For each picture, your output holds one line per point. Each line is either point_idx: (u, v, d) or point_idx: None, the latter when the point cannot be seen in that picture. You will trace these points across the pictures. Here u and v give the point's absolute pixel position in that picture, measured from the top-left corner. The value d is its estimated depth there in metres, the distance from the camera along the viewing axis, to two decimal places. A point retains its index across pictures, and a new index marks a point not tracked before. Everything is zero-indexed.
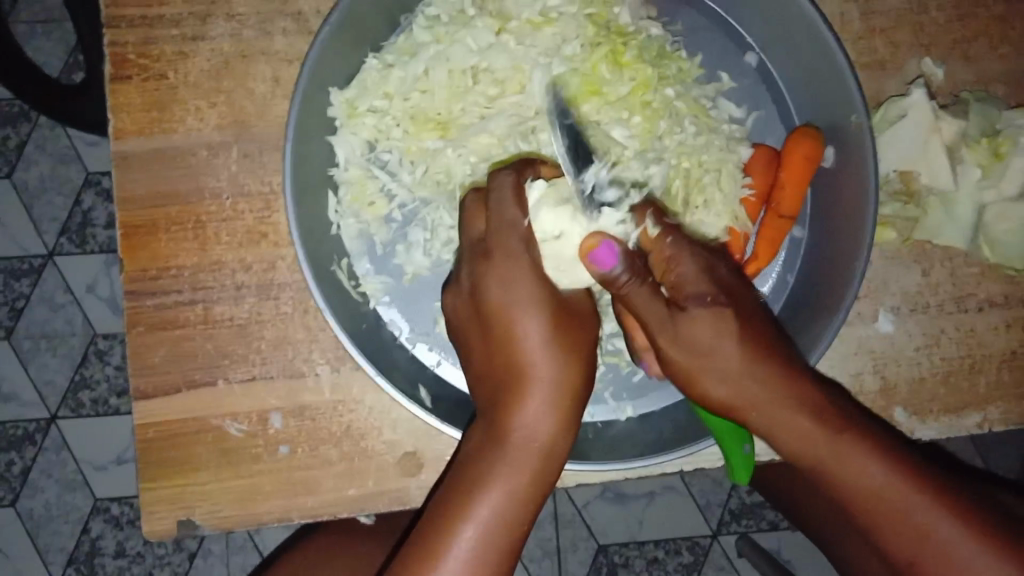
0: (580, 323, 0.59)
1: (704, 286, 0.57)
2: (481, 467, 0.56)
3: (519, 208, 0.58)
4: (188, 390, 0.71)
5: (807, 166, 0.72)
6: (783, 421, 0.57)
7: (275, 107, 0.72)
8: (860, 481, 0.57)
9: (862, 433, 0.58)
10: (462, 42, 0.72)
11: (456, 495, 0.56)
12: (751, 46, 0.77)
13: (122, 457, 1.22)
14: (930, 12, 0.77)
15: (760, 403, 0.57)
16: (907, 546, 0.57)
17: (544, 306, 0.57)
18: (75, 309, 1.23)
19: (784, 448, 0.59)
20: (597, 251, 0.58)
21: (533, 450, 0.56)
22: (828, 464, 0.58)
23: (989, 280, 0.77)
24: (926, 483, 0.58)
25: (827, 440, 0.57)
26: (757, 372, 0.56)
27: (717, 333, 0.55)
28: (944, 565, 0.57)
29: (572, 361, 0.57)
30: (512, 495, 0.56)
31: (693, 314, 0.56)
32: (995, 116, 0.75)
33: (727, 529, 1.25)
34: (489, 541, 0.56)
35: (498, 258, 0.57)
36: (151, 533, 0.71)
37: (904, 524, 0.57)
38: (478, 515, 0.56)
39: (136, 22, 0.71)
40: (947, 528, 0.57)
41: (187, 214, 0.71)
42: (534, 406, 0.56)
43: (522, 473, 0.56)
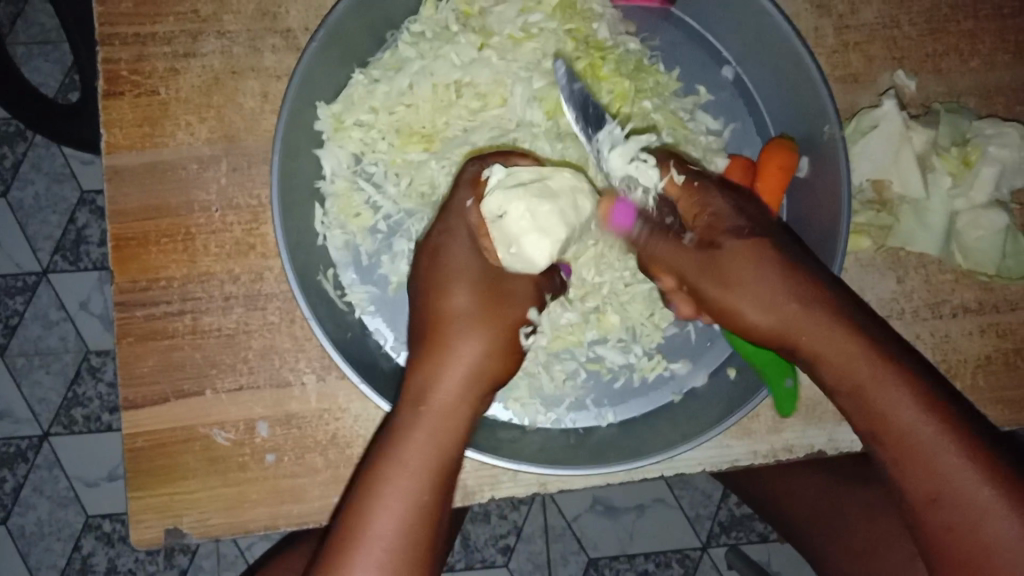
0: (508, 299, 0.62)
1: (737, 220, 0.61)
2: (396, 431, 0.58)
3: (471, 190, 0.64)
4: (176, 399, 0.72)
5: (782, 176, 0.73)
6: (829, 343, 0.58)
7: (263, 121, 0.74)
8: (899, 413, 0.56)
9: (904, 368, 0.57)
10: (445, 57, 0.74)
11: (372, 467, 0.58)
12: (728, 61, 0.79)
13: (114, 473, 1.23)
14: (902, 27, 0.79)
15: (807, 325, 0.58)
16: (933, 487, 0.56)
17: (470, 280, 0.61)
18: (69, 326, 1.24)
19: (830, 371, 0.58)
20: (613, 215, 0.68)
21: (438, 414, 0.58)
22: (869, 389, 0.57)
23: (963, 286, 0.78)
24: (953, 422, 0.56)
25: (870, 362, 0.57)
26: (800, 298, 0.58)
27: (759, 260, 0.59)
28: (971, 511, 0.54)
29: (486, 329, 0.60)
30: (416, 459, 0.57)
31: (733, 249, 0.60)
32: (965, 126, 0.77)
33: (717, 541, 1.26)
34: (394, 508, 0.56)
35: (439, 235, 0.63)
36: (138, 542, 0.71)
37: (933, 464, 0.55)
38: (390, 484, 0.56)
39: (129, 40, 0.73)
40: (972, 473, 0.55)
41: (177, 227, 0.73)
42: (445, 370, 0.59)
43: (429, 439, 0.57)
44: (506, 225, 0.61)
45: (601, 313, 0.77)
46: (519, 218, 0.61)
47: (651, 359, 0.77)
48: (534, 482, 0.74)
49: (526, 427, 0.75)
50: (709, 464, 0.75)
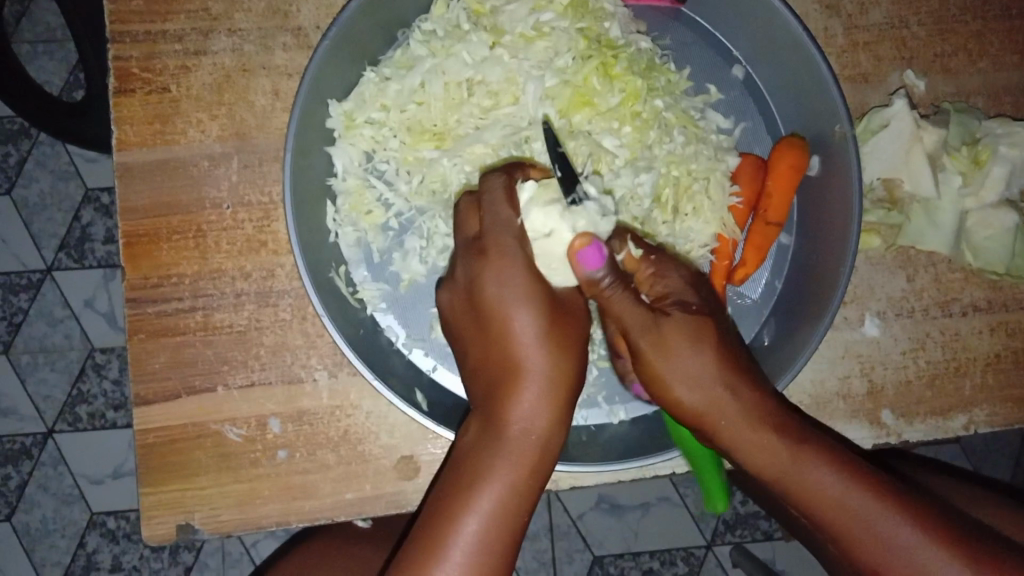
0: (572, 319, 0.60)
1: (690, 295, 0.63)
2: (481, 463, 0.58)
3: (512, 207, 0.60)
4: (188, 395, 0.72)
5: (791, 175, 0.74)
6: (746, 434, 0.61)
7: (274, 119, 0.74)
8: (822, 493, 0.60)
9: (819, 446, 0.61)
10: (457, 55, 0.74)
11: (456, 490, 0.58)
12: (738, 60, 0.79)
13: (119, 471, 1.23)
14: (911, 27, 0.80)
15: (728, 412, 0.61)
16: (868, 552, 0.59)
17: (539, 304, 0.58)
18: (73, 323, 1.24)
19: (749, 460, 0.62)
20: (583, 249, 0.59)
21: (532, 442, 0.58)
22: (786, 476, 0.61)
23: (972, 285, 0.79)
24: (887, 492, 0.59)
25: (786, 448, 0.61)
26: (722, 380, 0.61)
27: (692, 338, 0.61)
28: (919, 574, 0.57)
29: (566, 353, 0.59)
30: (509, 490, 0.58)
31: (675, 318, 0.61)
32: (975, 125, 0.78)
33: (722, 539, 1.26)
34: (488, 540, 0.57)
35: (493, 256, 0.59)
36: (150, 538, 0.72)
37: (866, 530, 0.58)
38: (480, 505, 0.57)
39: (140, 38, 0.73)
40: (909, 533, 0.58)
41: (188, 223, 0.73)
42: (532, 400, 0.58)
43: (520, 466, 0.58)
44: (556, 244, 0.60)
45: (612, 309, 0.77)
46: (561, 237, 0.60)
47: None
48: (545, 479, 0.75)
49: None
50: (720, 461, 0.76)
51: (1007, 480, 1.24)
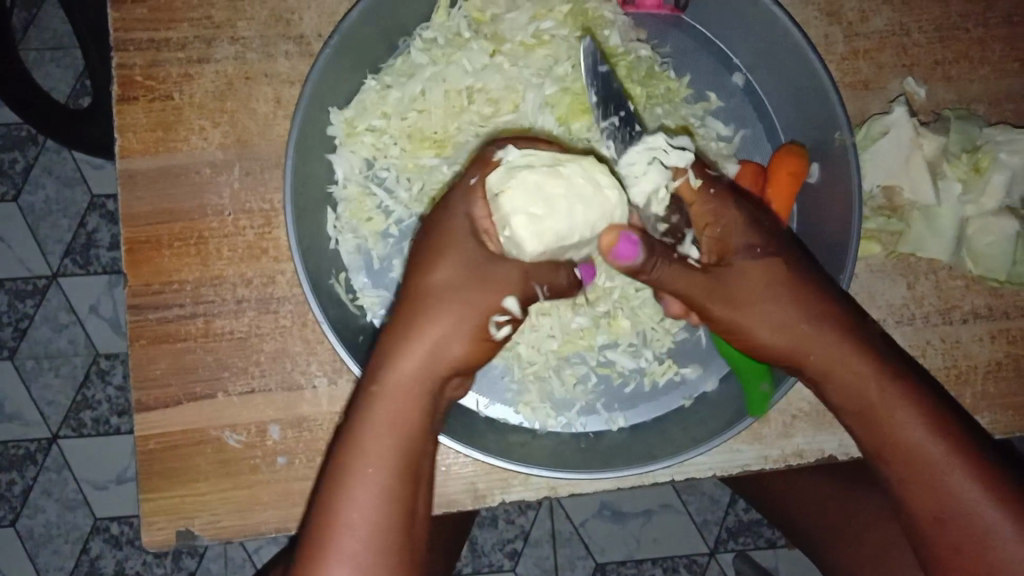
0: (483, 282, 0.58)
1: (755, 237, 0.63)
2: (359, 414, 0.57)
3: (482, 169, 0.62)
4: (189, 401, 0.72)
5: (791, 181, 0.73)
6: (839, 362, 0.62)
7: (276, 126, 0.74)
8: (904, 433, 0.61)
9: (913, 392, 0.62)
10: (458, 63, 0.75)
11: (341, 445, 0.57)
12: (738, 67, 0.79)
13: (123, 476, 1.23)
14: (912, 34, 0.80)
15: (816, 342, 0.62)
16: (931, 495, 0.61)
17: (450, 255, 0.58)
18: (78, 329, 1.24)
19: (838, 393, 0.63)
20: (616, 245, 0.57)
21: (404, 392, 0.57)
22: (876, 412, 0.62)
23: (973, 292, 0.78)
24: (963, 443, 0.61)
25: (877, 384, 0.62)
26: (814, 319, 0.62)
27: (771, 283, 0.62)
28: (971, 521, 0.60)
29: (455, 312, 0.57)
30: (372, 448, 0.56)
31: (741, 269, 0.62)
32: (975, 133, 0.78)
33: (725, 547, 1.26)
34: (367, 497, 0.55)
35: (438, 210, 0.62)
36: (151, 544, 0.72)
37: (936, 479, 0.61)
38: (358, 457, 0.56)
39: (143, 46, 0.73)
40: (971, 486, 0.60)
41: (190, 230, 0.73)
42: (410, 351, 0.57)
43: (390, 416, 0.56)
44: (502, 205, 0.59)
45: (612, 317, 0.78)
46: (521, 205, 0.59)
47: (662, 363, 0.77)
48: (544, 486, 0.74)
49: (537, 431, 0.76)
50: (720, 469, 0.76)
51: None
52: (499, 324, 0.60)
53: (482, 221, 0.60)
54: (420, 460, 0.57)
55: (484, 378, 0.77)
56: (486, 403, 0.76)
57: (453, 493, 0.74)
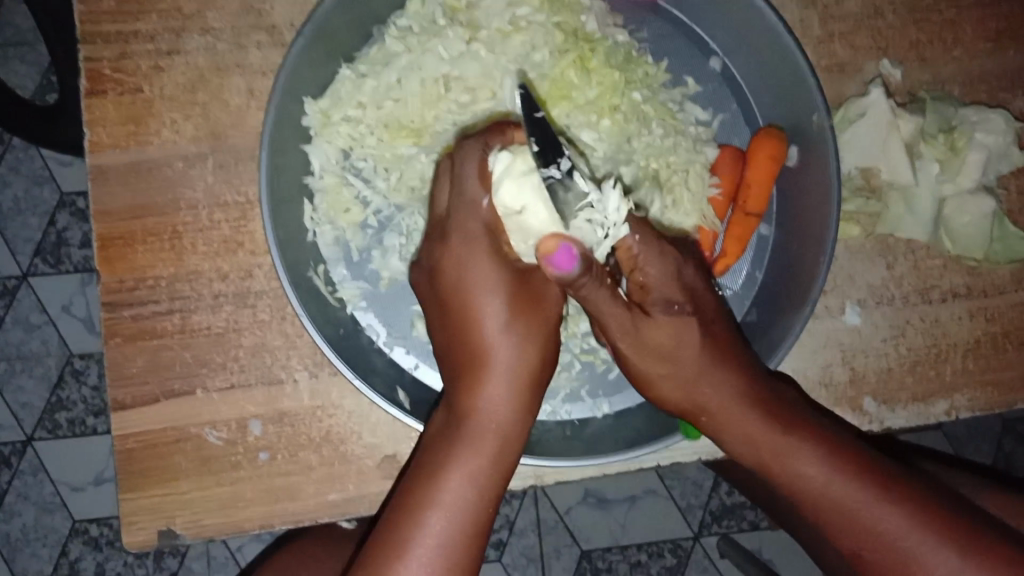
0: (545, 308, 0.61)
1: (670, 291, 0.62)
2: (441, 456, 0.58)
3: (483, 185, 0.59)
4: (167, 399, 0.71)
5: (770, 165, 0.74)
6: (732, 420, 0.63)
7: (250, 118, 0.73)
8: (805, 480, 0.62)
9: (809, 433, 0.63)
10: (433, 51, 0.73)
11: (418, 486, 0.58)
12: (715, 52, 0.79)
13: (101, 477, 1.21)
14: (886, 16, 0.80)
15: (714, 400, 0.63)
16: (854, 534, 0.61)
17: (506, 291, 0.60)
18: (51, 329, 1.22)
19: (737, 447, 0.64)
20: (553, 254, 0.56)
21: (493, 428, 0.59)
22: (771, 464, 0.63)
23: (951, 271, 0.79)
24: (875, 480, 0.61)
25: (772, 433, 0.63)
26: (710, 370, 0.63)
27: (678, 335, 0.62)
28: (891, 552, 0.60)
29: (531, 340, 0.60)
30: (475, 493, 0.58)
31: (656, 320, 0.62)
32: (951, 113, 0.78)
33: (709, 530, 1.26)
34: (454, 534, 0.57)
35: (457, 238, 0.60)
36: (131, 544, 0.71)
37: (851, 518, 0.61)
38: (442, 500, 0.57)
39: (111, 37, 0.72)
40: (893, 519, 0.60)
41: (163, 225, 0.72)
42: (489, 391, 0.59)
43: (484, 453, 0.58)
44: (530, 221, 0.59)
45: None
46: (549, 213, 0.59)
47: None
48: (530, 474, 0.74)
49: None
50: (705, 453, 0.76)
51: (991, 466, 1.22)
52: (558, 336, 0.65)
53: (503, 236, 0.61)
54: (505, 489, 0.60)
55: None
56: None
57: None
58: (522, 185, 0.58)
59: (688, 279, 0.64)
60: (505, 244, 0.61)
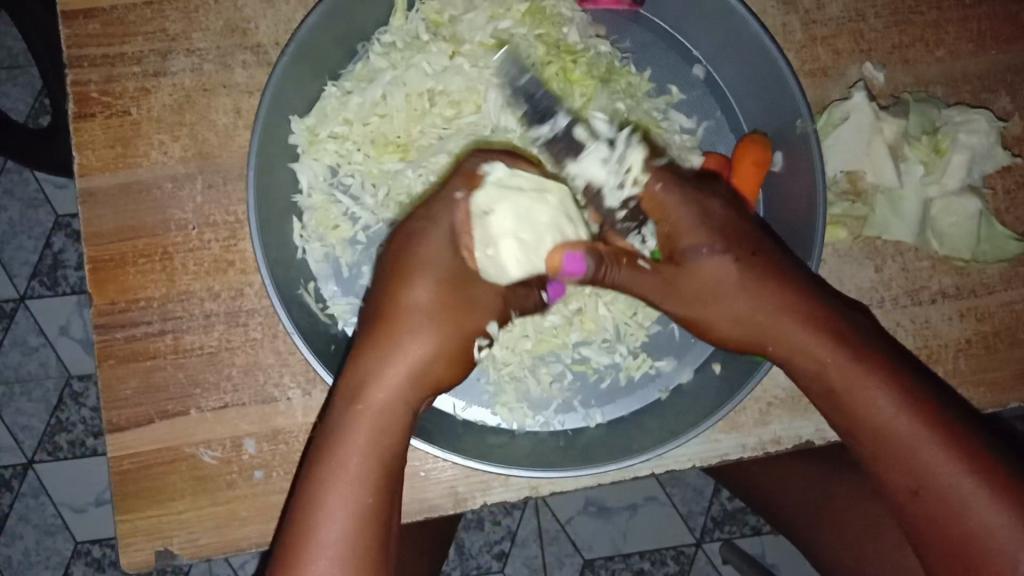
0: (469, 301, 0.65)
1: (702, 237, 0.65)
2: (337, 429, 0.59)
3: (467, 188, 0.66)
4: (161, 420, 0.71)
5: (756, 171, 0.74)
6: (799, 349, 0.64)
7: (237, 137, 0.74)
8: (872, 413, 0.62)
9: (877, 367, 0.62)
10: (418, 66, 0.74)
11: (320, 458, 0.58)
12: (698, 59, 0.79)
13: (101, 498, 1.22)
14: (867, 20, 0.80)
15: (779, 333, 0.65)
16: (910, 475, 0.61)
17: (436, 275, 0.64)
18: (49, 352, 1.23)
19: (807, 373, 0.65)
20: (562, 264, 0.63)
21: (377, 405, 0.60)
22: (840, 394, 0.63)
23: (940, 272, 0.79)
24: (936, 419, 0.61)
25: (841, 364, 0.63)
26: (780, 301, 0.64)
27: (726, 273, 0.65)
28: (948, 493, 0.60)
29: (434, 330, 0.63)
30: (369, 469, 0.58)
31: (688, 268, 0.65)
32: (935, 114, 0.79)
33: (711, 536, 1.26)
34: (354, 508, 0.56)
35: (419, 222, 0.66)
36: (128, 566, 0.71)
37: (909, 456, 0.61)
38: (342, 471, 0.57)
39: (98, 62, 0.73)
40: (948, 460, 0.60)
41: (154, 246, 0.72)
42: (388, 371, 0.61)
43: (365, 429, 0.59)
44: (489, 225, 0.64)
45: (583, 314, 0.77)
46: (510, 229, 0.63)
47: (636, 357, 0.77)
48: (525, 486, 0.74)
49: (515, 431, 0.75)
50: (699, 460, 0.76)
51: None
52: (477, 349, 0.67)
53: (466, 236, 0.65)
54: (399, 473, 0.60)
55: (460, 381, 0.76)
56: (463, 406, 0.76)
57: (433, 497, 0.73)
58: (511, 199, 0.64)
59: (719, 219, 0.66)
60: (466, 252, 0.65)
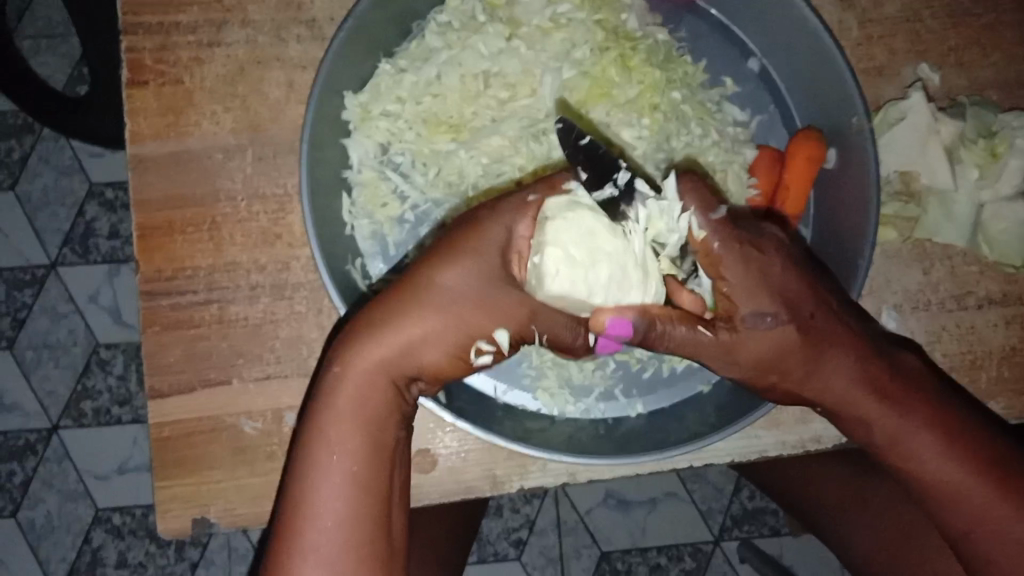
0: (490, 294, 0.57)
1: (764, 302, 0.59)
2: (321, 404, 0.58)
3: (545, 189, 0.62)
4: (203, 389, 0.72)
5: (808, 167, 0.73)
6: (844, 402, 0.63)
7: (289, 111, 0.73)
8: (918, 461, 0.64)
9: (925, 416, 0.64)
10: (473, 48, 0.74)
11: (308, 432, 0.58)
12: (753, 52, 0.78)
13: (125, 466, 1.22)
14: (925, 20, 0.79)
15: (826, 390, 0.63)
16: (956, 516, 0.64)
17: (460, 263, 0.57)
18: (78, 319, 1.23)
19: (848, 420, 0.65)
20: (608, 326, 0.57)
21: (358, 392, 0.57)
22: (886, 441, 0.64)
23: (988, 278, 0.78)
24: (979, 460, 0.64)
25: (888, 422, 0.63)
26: (829, 363, 0.62)
27: (781, 340, 0.60)
28: (993, 534, 0.64)
29: (438, 322, 0.56)
30: (345, 453, 0.57)
31: (748, 336, 0.60)
32: (991, 120, 0.78)
33: (729, 534, 1.26)
34: (327, 490, 0.57)
35: (480, 213, 0.60)
36: (165, 532, 0.71)
37: (956, 499, 0.64)
38: (325, 454, 0.57)
39: (153, 29, 0.72)
40: (995, 506, 0.63)
41: (202, 216, 0.72)
42: (376, 357, 0.57)
43: (345, 411, 0.57)
44: (556, 226, 0.60)
45: None
46: (564, 240, 0.59)
47: None
48: (563, 472, 0.74)
49: (555, 417, 0.76)
50: (738, 455, 0.75)
51: None
52: (480, 352, 0.59)
53: (521, 240, 0.60)
54: (381, 461, 0.58)
55: (502, 364, 0.76)
56: (504, 389, 0.76)
57: (469, 479, 0.73)
58: (579, 216, 0.60)
59: (780, 282, 0.60)
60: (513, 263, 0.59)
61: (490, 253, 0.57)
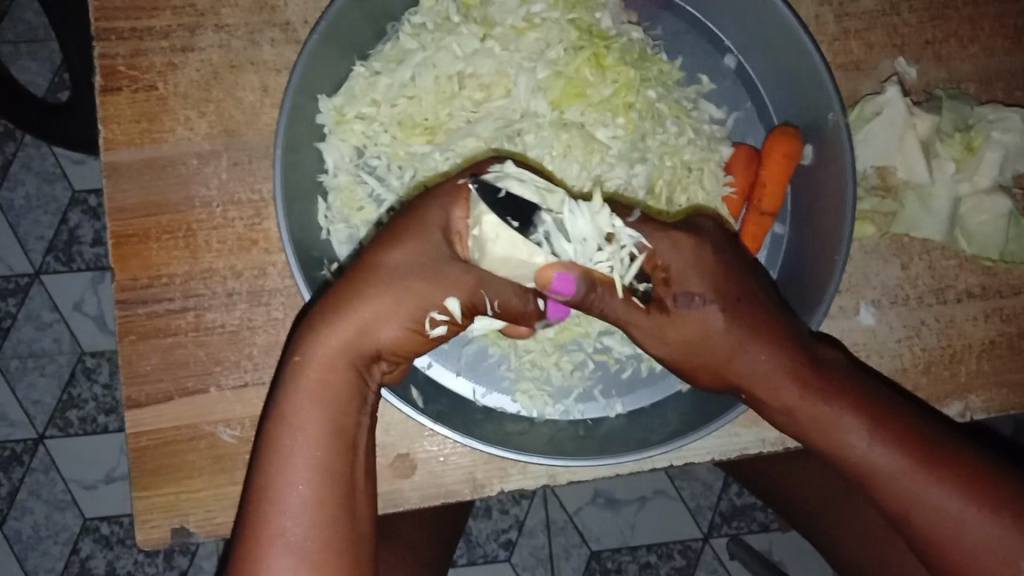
0: (443, 268, 0.57)
1: (694, 283, 0.61)
2: (282, 392, 0.56)
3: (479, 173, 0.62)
4: (180, 397, 0.71)
5: (786, 163, 0.73)
6: (770, 389, 0.63)
7: (263, 115, 0.73)
8: (847, 447, 0.62)
9: (855, 400, 0.62)
10: (448, 48, 0.73)
11: (270, 424, 0.56)
12: (729, 49, 0.79)
13: (112, 475, 1.22)
14: (902, 14, 0.79)
15: (752, 375, 0.63)
16: (897, 500, 0.61)
17: (408, 242, 0.57)
18: (62, 327, 1.22)
19: (778, 411, 0.64)
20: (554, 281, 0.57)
21: (315, 373, 0.55)
22: (817, 429, 0.63)
23: (967, 271, 0.79)
24: (917, 444, 0.61)
25: (813, 407, 0.62)
26: (752, 347, 0.62)
27: (706, 322, 0.61)
28: (936, 518, 0.60)
29: (393, 296, 0.56)
30: (307, 437, 0.55)
31: (679, 315, 0.61)
32: (967, 111, 0.78)
33: (718, 531, 1.26)
34: (291, 474, 0.54)
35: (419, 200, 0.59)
36: (145, 542, 0.71)
37: (894, 483, 0.61)
38: (285, 441, 0.55)
39: (125, 35, 0.72)
40: (937, 488, 0.60)
41: (178, 222, 0.72)
42: (331, 337, 0.55)
43: (306, 395, 0.55)
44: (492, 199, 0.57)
45: None
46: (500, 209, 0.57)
47: None
48: (543, 474, 0.74)
49: (534, 419, 0.75)
50: (718, 453, 0.75)
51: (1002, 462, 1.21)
52: (434, 323, 0.58)
53: (460, 223, 0.59)
54: (343, 442, 0.56)
55: (482, 367, 0.76)
56: (483, 392, 0.76)
57: (449, 483, 0.73)
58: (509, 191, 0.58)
59: (710, 267, 0.61)
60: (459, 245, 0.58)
61: (436, 232, 0.57)
